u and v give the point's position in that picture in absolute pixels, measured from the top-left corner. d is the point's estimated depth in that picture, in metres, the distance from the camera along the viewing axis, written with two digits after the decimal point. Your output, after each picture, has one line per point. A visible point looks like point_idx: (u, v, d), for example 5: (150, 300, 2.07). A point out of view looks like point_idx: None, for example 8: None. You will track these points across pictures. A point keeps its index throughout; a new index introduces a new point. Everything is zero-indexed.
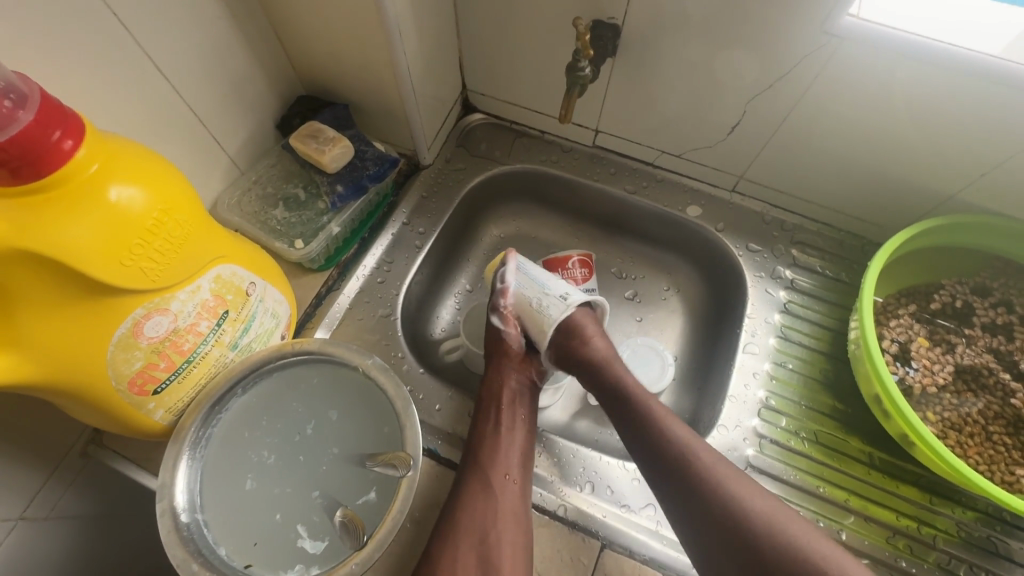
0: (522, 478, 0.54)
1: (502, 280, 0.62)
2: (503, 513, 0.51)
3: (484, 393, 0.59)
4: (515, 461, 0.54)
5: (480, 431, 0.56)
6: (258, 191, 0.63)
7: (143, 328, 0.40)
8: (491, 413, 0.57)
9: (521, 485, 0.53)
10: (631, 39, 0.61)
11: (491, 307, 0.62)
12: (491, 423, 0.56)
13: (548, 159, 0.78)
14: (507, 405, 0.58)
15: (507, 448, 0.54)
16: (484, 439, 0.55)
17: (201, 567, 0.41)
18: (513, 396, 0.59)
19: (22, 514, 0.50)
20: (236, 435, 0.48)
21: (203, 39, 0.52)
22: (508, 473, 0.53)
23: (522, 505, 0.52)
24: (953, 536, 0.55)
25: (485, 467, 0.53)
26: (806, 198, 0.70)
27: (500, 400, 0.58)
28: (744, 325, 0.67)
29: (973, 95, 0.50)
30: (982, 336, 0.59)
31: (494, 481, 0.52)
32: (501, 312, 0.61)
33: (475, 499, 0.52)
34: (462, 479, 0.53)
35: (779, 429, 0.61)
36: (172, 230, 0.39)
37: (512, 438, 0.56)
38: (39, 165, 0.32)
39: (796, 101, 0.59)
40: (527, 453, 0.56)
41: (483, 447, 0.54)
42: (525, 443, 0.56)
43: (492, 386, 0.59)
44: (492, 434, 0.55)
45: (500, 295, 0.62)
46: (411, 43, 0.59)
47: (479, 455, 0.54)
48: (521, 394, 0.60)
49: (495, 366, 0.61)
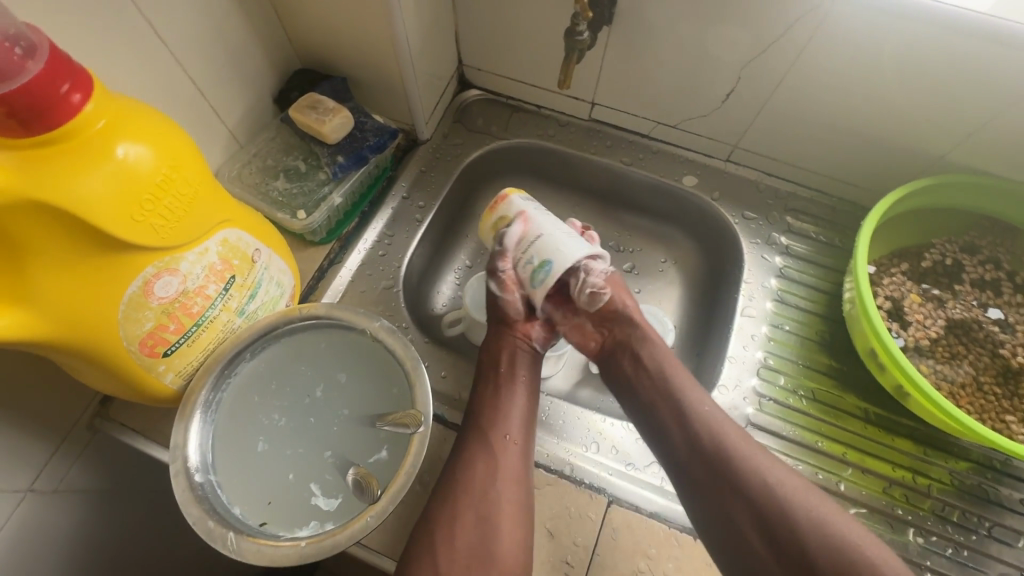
0: (522, 436, 0.54)
1: (502, 242, 0.60)
2: (508, 482, 0.51)
3: (484, 359, 0.59)
4: (517, 426, 0.54)
5: (481, 394, 0.57)
6: (258, 163, 0.63)
7: (154, 287, 0.40)
8: (491, 378, 0.58)
9: (523, 444, 0.54)
10: (627, 7, 0.61)
11: (490, 271, 0.60)
12: (493, 392, 0.56)
13: (545, 133, 0.78)
14: (506, 366, 0.58)
15: (507, 411, 0.55)
16: (485, 405, 0.56)
17: (217, 524, 0.42)
18: (513, 356, 0.59)
19: (31, 487, 0.50)
20: (247, 398, 0.49)
21: (199, 7, 0.52)
22: (509, 434, 0.54)
23: (523, 461, 0.53)
24: (947, 484, 0.57)
25: (486, 432, 0.54)
26: (800, 165, 0.71)
27: (499, 362, 0.58)
28: (742, 289, 0.68)
29: (963, 52, 0.51)
30: (972, 291, 0.61)
31: (495, 442, 0.53)
32: (500, 277, 0.60)
33: (473, 469, 0.52)
34: (462, 439, 0.55)
35: (777, 388, 0.62)
36: (181, 188, 0.40)
37: (512, 397, 0.56)
38: (46, 117, 0.32)
39: (789, 66, 0.60)
40: (528, 416, 0.56)
41: (483, 412, 0.55)
42: (527, 407, 0.56)
43: (492, 351, 0.60)
44: (491, 397, 0.56)
45: (500, 258, 0.60)
46: (410, 12, 0.59)
47: (480, 418, 0.55)
48: (521, 356, 0.59)
49: (495, 332, 0.61)
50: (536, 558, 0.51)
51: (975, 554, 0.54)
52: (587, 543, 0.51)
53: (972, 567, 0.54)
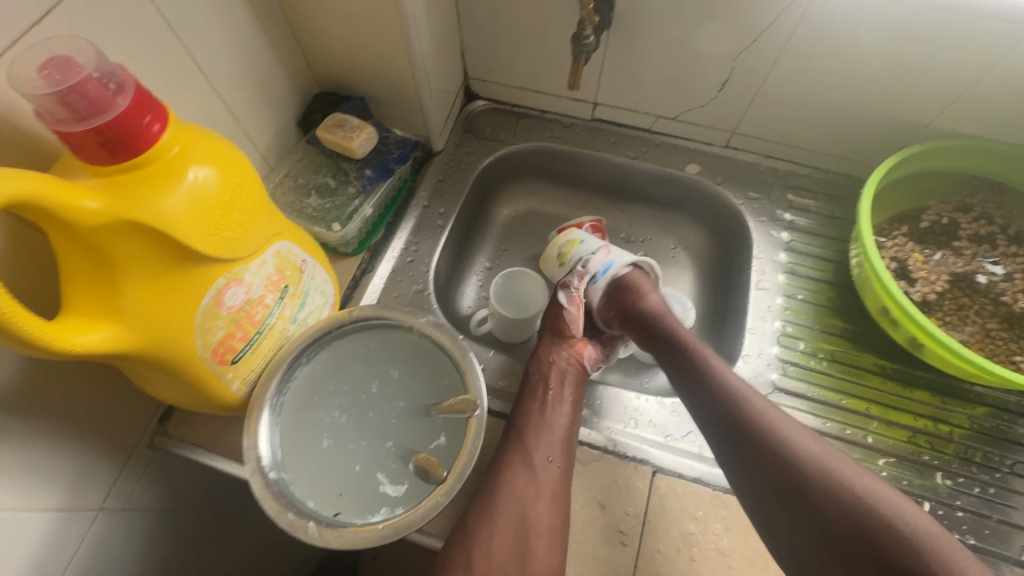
0: (562, 461, 0.55)
1: (584, 266, 0.69)
2: (553, 478, 0.53)
3: (533, 368, 0.62)
4: (558, 447, 0.55)
5: (525, 406, 0.58)
6: (290, 182, 0.67)
7: (224, 297, 0.43)
8: (536, 391, 0.59)
9: (564, 468, 0.54)
10: (625, 10, 0.65)
11: (564, 284, 0.68)
12: (536, 405, 0.58)
13: (552, 135, 0.82)
14: (554, 385, 0.60)
15: (557, 428, 0.56)
16: (526, 423, 0.57)
17: (296, 516, 0.45)
18: (560, 374, 0.61)
19: (102, 505, 0.52)
20: (306, 400, 0.51)
21: (231, 38, 0.55)
22: (550, 457, 0.54)
23: (560, 481, 0.53)
24: (968, 428, 0.61)
25: (528, 448, 0.55)
26: (795, 144, 0.75)
27: (547, 380, 0.60)
28: (754, 265, 0.72)
29: (938, 27, 0.56)
30: (970, 246, 0.65)
31: (536, 461, 0.54)
32: (571, 292, 0.67)
33: (507, 468, 0.54)
34: (503, 445, 0.56)
35: (797, 353, 0.66)
36: (244, 204, 0.43)
37: (558, 414, 0.57)
38: (132, 145, 0.36)
39: (779, 54, 0.64)
40: (569, 435, 0.56)
41: (526, 428, 0.56)
42: (569, 427, 0.57)
43: (542, 364, 0.62)
44: (537, 412, 0.57)
45: (576, 278, 0.68)
46: (424, 31, 0.63)
47: (522, 432, 0.56)
48: (571, 372, 0.62)
49: (549, 343, 0.64)
50: (590, 530, 0.54)
51: (1000, 490, 0.57)
52: (637, 511, 0.54)
53: (999, 502, 0.57)
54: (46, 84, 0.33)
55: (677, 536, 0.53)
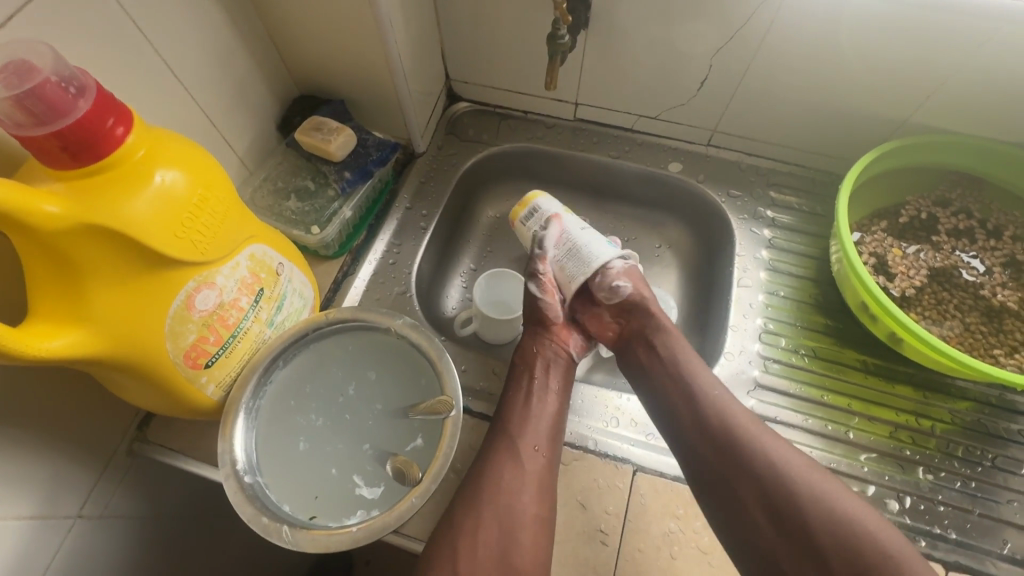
0: (548, 448, 0.55)
1: (541, 246, 0.65)
2: (533, 479, 0.52)
3: (518, 358, 0.62)
4: (542, 434, 0.55)
5: (511, 398, 0.58)
6: (270, 186, 0.67)
7: (195, 300, 0.43)
8: (523, 382, 0.59)
9: (550, 457, 0.54)
10: (600, 10, 0.65)
11: (530, 273, 0.65)
12: (522, 395, 0.58)
13: (534, 136, 0.82)
14: (539, 376, 0.60)
15: (541, 426, 0.56)
16: (512, 413, 0.57)
17: (270, 520, 0.45)
18: (546, 364, 0.61)
19: (79, 513, 0.51)
20: (283, 403, 0.51)
21: (207, 43, 0.55)
22: (536, 445, 0.54)
23: (541, 478, 0.53)
24: (950, 423, 0.61)
25: (514, 438, 0.55)
26: (776, 141, 0.75)
27: (534, 369, 0.60)
28: (735, 263, 0.72)
29: (911, 23, 0.56)
30: (949, 240, 0.65)
31: (522, 451, 0.54)
32: (541, 279, 0.65)
33: (488, 467, 0.53)
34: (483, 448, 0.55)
35: (780, 349, 0.66)
36: (214, 206, 0.43)
37: (543, 408, 0.57)
38: (95, 149, 0.36)
39: (755, 51, 0.64)
40: (555, 426, 0.56)
41: (511, 420, 0.56)
42: (556, 415, 0.57)
43: (527, 355, 0.62)
44: (522, 404, 0.57)
45: (540, 261, 0.65)
46: (401, 33, 0.63)
47: (507, 425, 0.56)
48: (556, 363, 0.62)
49: (533, 334, 0.64)
50: (571, 530, 0.53)
51: (982, 484, 0.57)
52: (618, 511, 0.54)
53: (982, 497, 0.57)
54: (3, 89, 0.33)
55: (658, 535, 0.53)
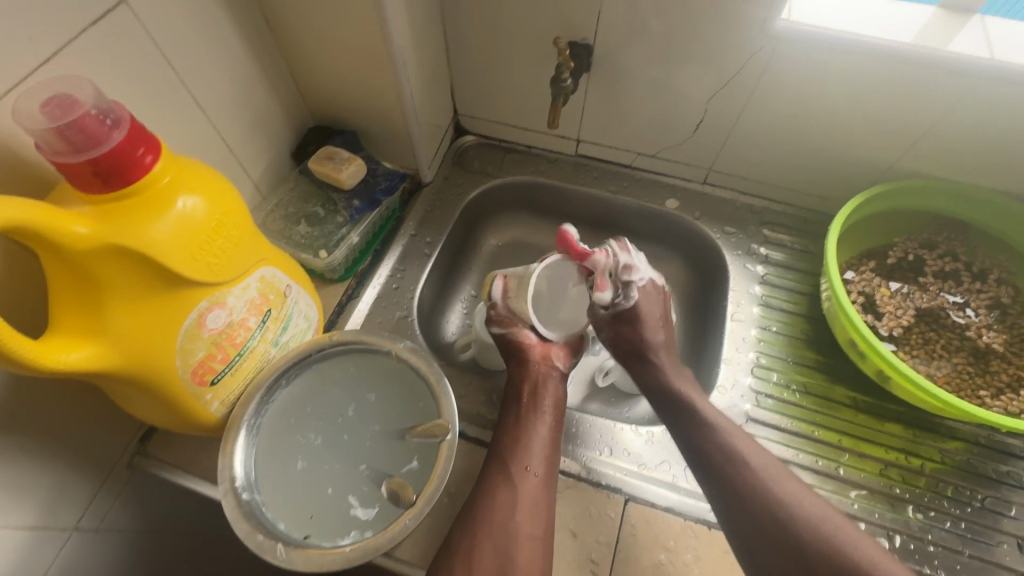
0: (543, 471, 0.55)
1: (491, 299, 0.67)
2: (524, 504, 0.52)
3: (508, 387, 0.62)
4: (538, 457, 0.55)
5: (504, 422, 0.59)
6: (281, 212, 0.70)
7: (206, 319, 0.45)
8: (512, 407, 0.60)
9: (543, 480, 0.54)
10: (602, 56, 0.70)
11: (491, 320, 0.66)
12: (514, 420, 0.59)
13: (537, 169, 0.86)
14: (529, 397, 0.60)
15: (528, 442, 0.56)
16: (506, 437, 0.57)
17: (265, 538, 0.46)
18: (532, 386, 0.61)
19: (77, 525, 0.52)
20: (283, 422, 0.53)
21: (231, 77, 0.59)
22: (529, 467, 0.54)
23: (542, 496, 0.53)
24: (940, 462, 0.61)
25: (506, 460, 0.55)
26: (769, 182, 0.78)
27: (520, 392, 0.61)
28: (729, 297, 0.74)
29: (890, 78, 0.60)
30: (935, 282, 0.68)
31: (514, 473, 0.54)
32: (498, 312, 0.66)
33: (484, 492, 0.53)
34: (484, 472, 0.56)
35: (771, 384, 0.67)
36: (230, 231, 0.45)
37: (536, 429, 0.58)
38: (123, 175, 0.38)
39: (748, 98, 0.68)
40: (550, 448, 0.57)
41: (506, 443, 0.57)
42: (549, 438, 0.58)
43: (515, 380, 0.63)
44: (513, 427, 0.58)
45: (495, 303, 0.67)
46: (413, 72, 0.67)
47: (500, 451, 0.56)
48: (547, 382, 0.62)
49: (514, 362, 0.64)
50: (562, 558, 0.54)
51: (973, 525, 0.58)
52: (609, 540, 0.54)
53: (972, 538, 0.57)
54: (46, 120, 0.36)
55: (648, 565, 0.53)
